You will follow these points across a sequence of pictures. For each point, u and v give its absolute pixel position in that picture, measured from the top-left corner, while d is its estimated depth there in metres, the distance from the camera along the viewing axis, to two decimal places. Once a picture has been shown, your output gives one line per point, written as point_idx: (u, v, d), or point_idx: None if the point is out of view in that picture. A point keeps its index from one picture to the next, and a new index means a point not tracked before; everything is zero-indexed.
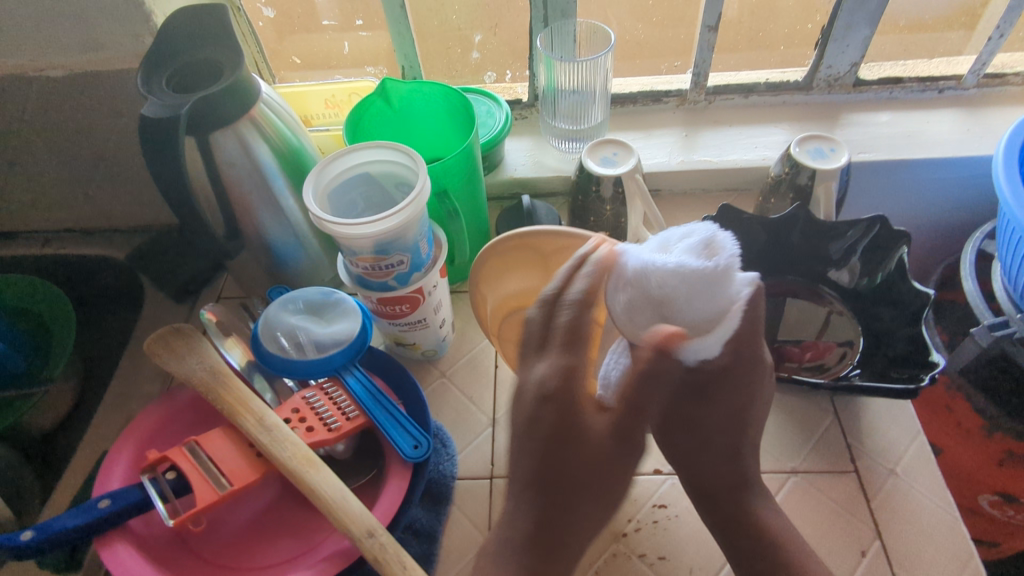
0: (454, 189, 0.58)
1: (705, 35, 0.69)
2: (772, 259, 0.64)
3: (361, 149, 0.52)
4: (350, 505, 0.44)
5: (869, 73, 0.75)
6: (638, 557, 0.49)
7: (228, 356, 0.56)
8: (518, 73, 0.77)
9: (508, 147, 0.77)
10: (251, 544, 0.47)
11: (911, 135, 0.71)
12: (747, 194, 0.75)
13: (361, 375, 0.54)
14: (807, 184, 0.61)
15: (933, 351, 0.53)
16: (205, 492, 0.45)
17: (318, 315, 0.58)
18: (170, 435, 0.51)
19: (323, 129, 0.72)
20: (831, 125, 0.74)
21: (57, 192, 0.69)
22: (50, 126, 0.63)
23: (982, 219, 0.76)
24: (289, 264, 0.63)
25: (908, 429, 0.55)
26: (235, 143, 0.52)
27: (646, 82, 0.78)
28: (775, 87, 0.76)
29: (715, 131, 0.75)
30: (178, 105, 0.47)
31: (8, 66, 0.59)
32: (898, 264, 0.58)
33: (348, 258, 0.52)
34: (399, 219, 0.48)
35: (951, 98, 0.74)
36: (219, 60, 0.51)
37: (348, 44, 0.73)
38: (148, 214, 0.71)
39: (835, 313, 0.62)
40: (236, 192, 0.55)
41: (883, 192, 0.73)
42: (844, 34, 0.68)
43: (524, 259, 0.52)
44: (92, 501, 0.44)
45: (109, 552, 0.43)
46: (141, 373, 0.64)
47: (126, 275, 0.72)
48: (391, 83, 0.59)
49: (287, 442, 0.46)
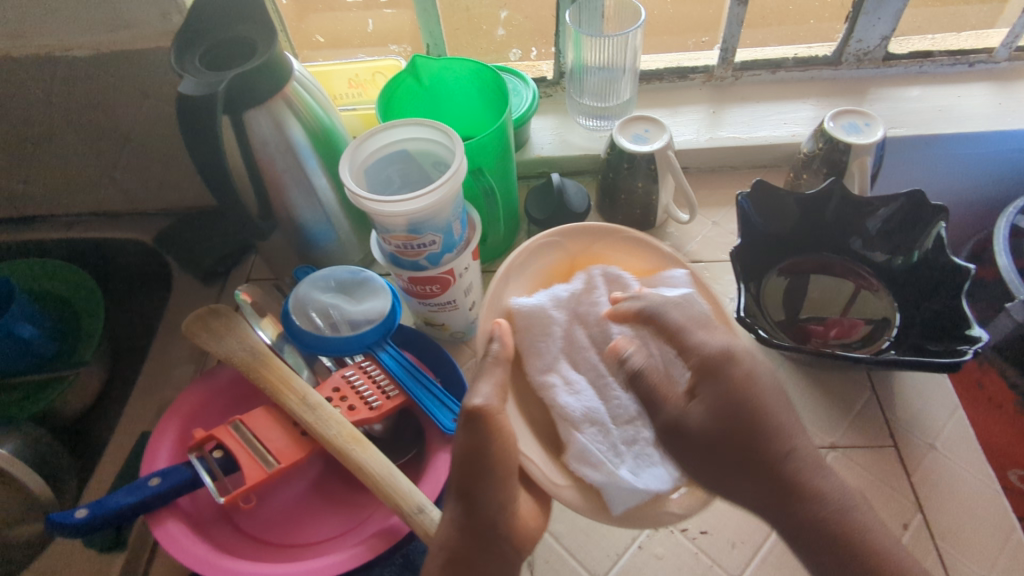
0: (489, 166, 0.57)
1: (733, 9, 0.68)
2: (805, 235, 0.64)
3: (399, 125, 0.51)
4: (398, 481, 0.44)
5: (899, 47, 0.74)
6: (681, 532, 0.50)
7: (263, 333, 0.56)
8: (543, 50, 0.76)
9: (534, 125, 0.76)
10: (299, 521, 0.48)
11: (942, 110, 0.70)
12: (777, 170, 0.74)
13: (393, 350, 0.54)
14: (841, 159, 0.61)
15: (974, 326, 0.51)
16: (253, 469, 0.45)
17: (349, 294, 0.58)
18: (213, 414, 0.52)
19: (350, 109, 0.71)
20: (859, 100, 0.73)
21: (82, 175, 0.68)
22: (76, 108, 0.62)
23: (1013, 194, 0.75)
24: (321, 245, 0.63)
25: (946, 404, 0.55)
26: (270, 122, 0.51)
27: (673, 58, 0.77)
28: (803, 62, 0.75)
29: (743, 107, 0.74)
30: (215, 83, 0.46)
31: (32, 46, 0.58)
32: (934, 241, 0.57)
33: (382, 235, 0.50)
34: (426, 201, 0.46)
35: (982, 71, 0.73)
36: (252, 37, 0.51)
37: (372, 21, 0.72)
38: (175, 196, 0.71)
39: (865, 289, 0.62)
40: (269, 172, 0.54)
41: (915, 166, 0.73)
42: (875, 7, 0.67)
43: (620, 245, 0.58)
44: (142, 479, 0.44)
45: (161, 529, 0.44)
46: (171, 356, 0.63)
47: (153, 259, 0.72)
48: (421, 60, 0.59)
49: (332, 420, 0.47)
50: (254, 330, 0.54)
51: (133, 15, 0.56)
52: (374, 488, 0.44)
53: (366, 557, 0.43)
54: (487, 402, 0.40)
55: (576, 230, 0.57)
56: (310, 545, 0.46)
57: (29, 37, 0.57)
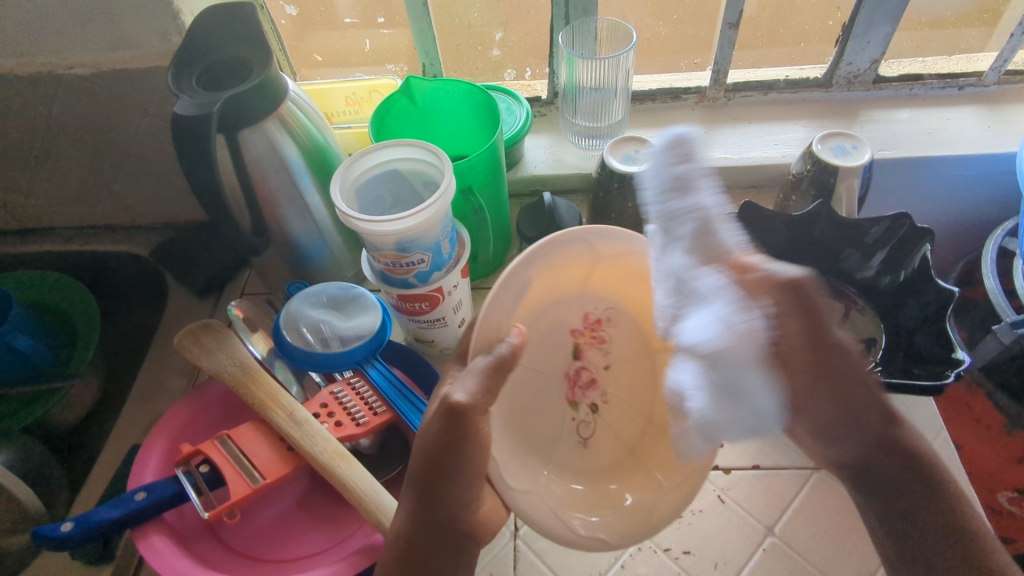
0: (479, 187, 0.58)
1: (725, 32, 0.69)
2: (793, 256, 0.65)
3: (388, 146, 0.52)
4: (381, 499, 0.45)
5: (889, 70, 0.75)
6: (663, 552, 0.50)
7: (254, 349, 0.57)
8: (538, 70, 0.77)
9: (527, 144, 0.77)
10: (283, 537, 0.48)
11: (931, 132, 0.71)
12: (767, 190, 0.75)
13: (382, 366, 0.54)
14: (829, 181, 0.61)
15: (958, 348, 0.52)
16: (239, 484, 0.46)
17: (340, 310, 0.58)
18: (202, 429, 0.52)
19: (346, 127, 0.72)
20: (850, 122, 0.74)
21: (83, 189, 0.69)
22: (77, 124, 0.63)
23: (1003, 216, 0.75)
24: (314, 261, 0.64)
25: (931, 426, 0.55)
26: (264, 141, 0.52)
27: (666, 79, 0.78)
28: (795, 84, 0.76)
29: (735, 128, 0.75)
30: (210, 103, 0.47)
31: (36, 64, 0.59)
32: (920, 261, 0.58)
33: (371, 254, 0.51)
34: (415, 220, 0.47)
35: (971, 94, 0.74)
36: (248, 58, 0.52)
37: (369, 41, 0.74)
38: (173, 211, 0.72)
39: (855, 310, 0.62)
40: (263, 190, 0.55)
41: (904, 188, 0.73)
42: (865, 31, 0.68)
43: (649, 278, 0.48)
44: (128, 493, 0.45)
45: (145, 543, 0.44)
46: (164, 370, 0.64)
47: (151, 272, 0.73)
48: (414, 80, 0.60)
49: (318, 436, 0.47)
50: (245, 346, 0.55)
51: (134, 36, 0.57)
52: (357, 505, 0.45)
53: (348, 573, 0.43)
54: (470, 400, 0.37)
55: (611, 233, 0.45)
56: (294, 561, 0.47)
57: (32, 55, 0.58)
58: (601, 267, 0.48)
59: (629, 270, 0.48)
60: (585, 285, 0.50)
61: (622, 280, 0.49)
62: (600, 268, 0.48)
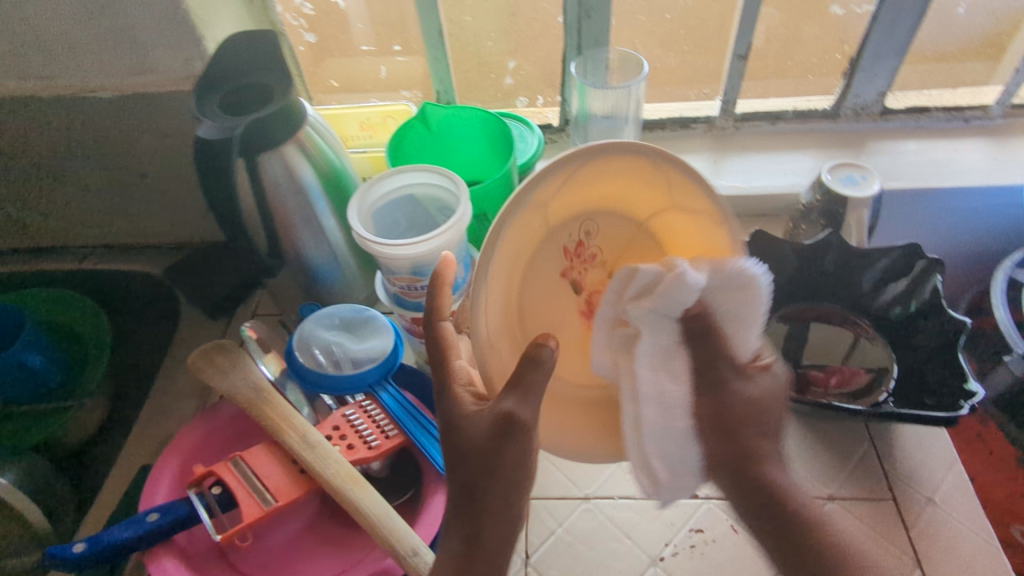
0: (493, 213, 0.59)
1: (735, 63, 0.70)
2: (803, 284, 0.65)
3: (405, 171, 0.53)
4: (394, 522, 0.44)
5: (895, 102, 0.76)
6: None
7: (266, 370, 0.57)
8: (550, 98, 0.79)
9: (539, 170, 0.78)
10: (294, 562, 0.48)
11: (939, 164, 0.72)
12: (776, 219, 0.76)
13: (393, 390, 0.54)
14: (838, 212, 0.62)
15: (968, 379, 0.52)
16: (251, 507, 0.46)
17: (352, 333, 0.59)
18: (215, 450, 0.52)
19: (360, 151, 0.73)
20: (857, 152, 0.75)
21: (100, 209, 0.70)
22: (98, 145, 0.64)
23: (1012, 247, 0.76)
24: (327, 284, 0.64)
25: (944, 458, 0.55)
26: (282, 165, 0.53)
27: (675, 108, 0.80)
28: (802, 114, 0.77)
29: (743, 158, 0.76)
30: (232, 128, 0.48)
31: (60, 87, 0.60)
32: (931, 292, 0.59)
33: (386, 277, 0.52)
34: (434, 244, 0.48)
35: (977, 127, 0.75)
36: (270, 85, 0.53)
37: (385, 68, 0.75)
38: (187, 231, 0.72)
39: (865, 338, 0.63)
40: (280, 212, 0.56)
41: (913, 219, 0.74)
42: (872, 63, 0.70)
43: (627, 185, 0.44)
44: (141, 514, 0.45)
45: (157, 565, 0.44)
46: (176, 390, 0.64)
47: (163, 292, 0.73)
48: (430, 108, 0.62)
49: (331, 459, 0.47)
50: (257, 367, 0.55)
51: (157, 61, 0.58)
52: (369, 530, 0.44)
53: None
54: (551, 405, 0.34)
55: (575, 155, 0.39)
56: None
57: (57, 78, 0.59)
58: (580, 181, 0.43)
59: (602, 183, 0.43)
60: (598, 207, 0.46)
61: (594, 189, 0.44)
62: (586, 173, 0.42)
